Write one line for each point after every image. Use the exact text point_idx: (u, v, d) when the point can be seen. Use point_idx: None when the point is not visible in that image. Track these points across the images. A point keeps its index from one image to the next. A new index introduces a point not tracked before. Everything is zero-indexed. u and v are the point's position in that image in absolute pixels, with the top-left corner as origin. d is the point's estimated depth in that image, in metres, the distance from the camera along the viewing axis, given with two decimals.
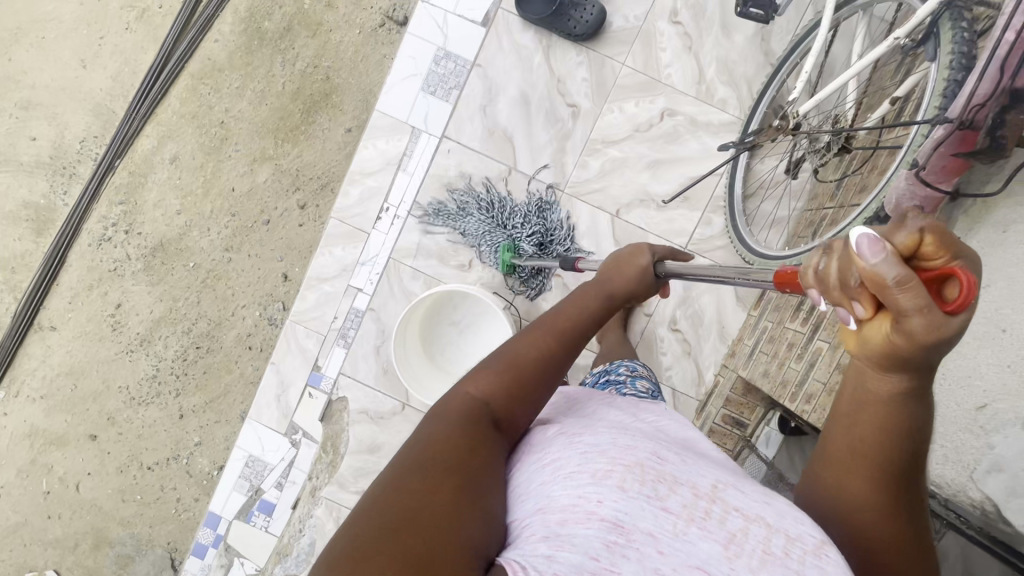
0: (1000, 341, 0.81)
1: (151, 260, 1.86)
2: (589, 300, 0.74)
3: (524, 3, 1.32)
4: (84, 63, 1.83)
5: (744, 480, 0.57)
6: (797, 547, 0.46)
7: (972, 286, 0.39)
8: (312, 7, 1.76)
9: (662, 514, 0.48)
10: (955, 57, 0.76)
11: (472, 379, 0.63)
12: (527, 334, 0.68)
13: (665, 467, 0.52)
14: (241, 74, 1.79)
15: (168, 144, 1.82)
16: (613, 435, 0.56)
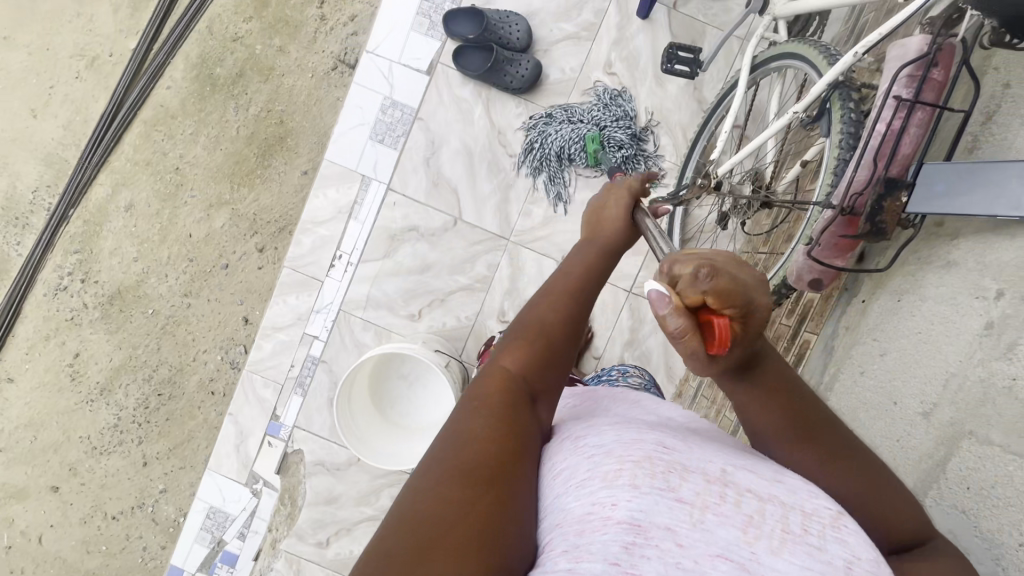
0: (891, 413, 0.80)
1: (109, 307, 1.84)
2: (587, 253, 0.67)
3: (462, 59, 1.35)
4: (34, 112, 1.82)
5: (748, 455, 0.54)
6: (814, 522, 0.44)
7: (723, 340, 0.48)
8: (263, 52, 1.77)
9: (677, 506, 0.43)
10: (843, 136, 0.78)
11: (501, 355, 0.57)
12: (541, 300, 0.61)
13: (675, 455, 0.47)
14: (194, 120, 1.79)
15: (123, 191, 1.82)
16: (615, 430, 0.51)
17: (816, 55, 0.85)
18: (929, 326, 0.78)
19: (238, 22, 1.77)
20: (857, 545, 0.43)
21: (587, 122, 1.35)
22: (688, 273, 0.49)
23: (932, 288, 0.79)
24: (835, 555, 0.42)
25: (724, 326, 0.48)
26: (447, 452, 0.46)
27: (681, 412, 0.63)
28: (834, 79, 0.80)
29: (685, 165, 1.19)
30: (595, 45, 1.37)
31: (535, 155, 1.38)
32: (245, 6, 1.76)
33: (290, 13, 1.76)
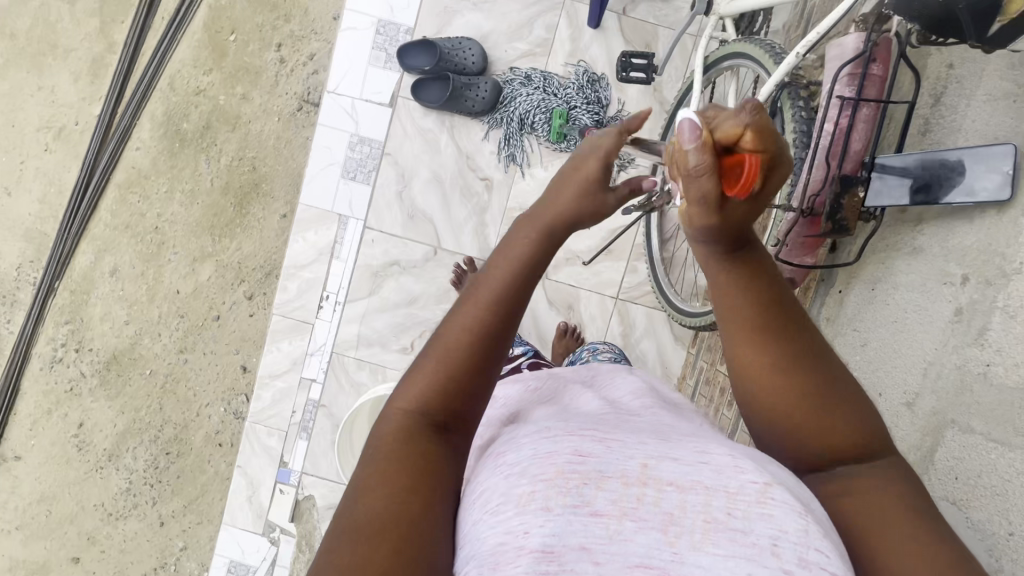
0: (877, 404, 0.90)
1: (106, 374, 1.84)
2: (525, 241, 0.60)
3: (420, 92, 1.37)
4: (9, 190, 1.83)
5: (685, 430, 0.52)
6: (741, 502, 0.42)
7: (751, 178, 0.45)
8: (227, 102, 1.77)
9: (591, 521, 0.42)
10: (796, 135, 0.83)
11: (407, 386, 0.54)
12: (457, 311, 0.57)
13: (588, 462, 0.45)
14: (167, 178, 1.79)
15: (106, 257, 1.82)
16: (530, 437, 0.49)
17: (762, 53, 0.86)
18: (906, 312, 0.88)
19: (198, 75, 1.77)
20: (788, 516, 0.41)
21: (557, 97, 1.36)
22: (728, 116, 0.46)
23: (902, 275, 0.90)
24: (764, 535, 0.40)
25: (754, 167, 0.44)
26: (347, 511, 0.46)
27: (632, 399, 0.60)
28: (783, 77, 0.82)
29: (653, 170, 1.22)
30: (550, 60, 1.38)
31: (500, 117, 1.38)
32: (204, 59, 1.77)
33: (249, 60, 1.76)
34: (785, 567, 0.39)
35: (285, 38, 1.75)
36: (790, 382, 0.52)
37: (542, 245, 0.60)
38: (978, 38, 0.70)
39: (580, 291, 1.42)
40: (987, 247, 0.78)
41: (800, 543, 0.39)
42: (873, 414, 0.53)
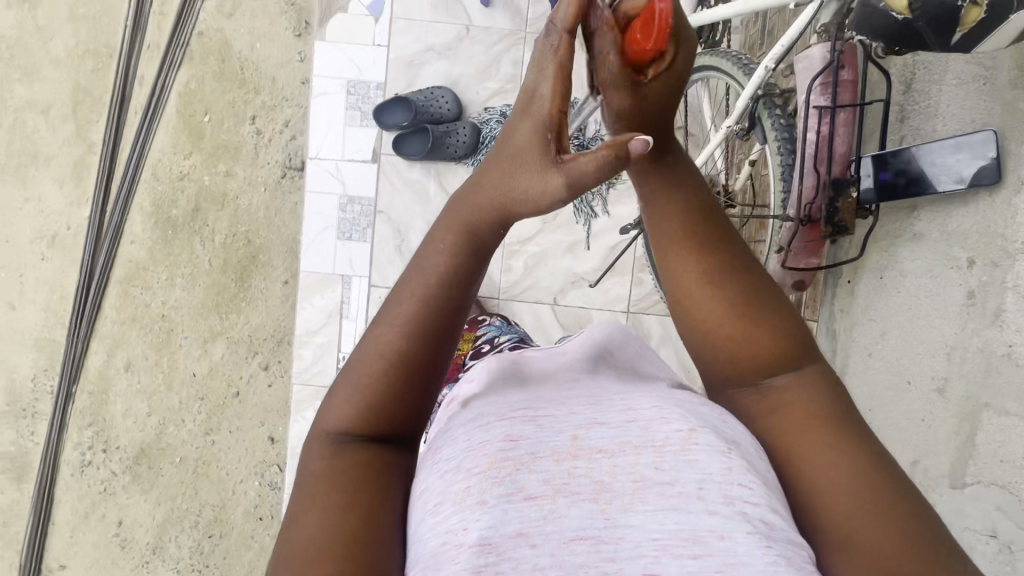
0: (909, 393, 1.00)
1: (137, 468, 1.85)
2: (441, 254, 0.58)
3: (401, 146, 1.40)
4: (12, 304, 1.84)
5: (606, 397, 0.58)
6: (665, 456, 0.50)
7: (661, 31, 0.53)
8: (212, 181, 1.80)
9: (525, 505, 0.47)
10: (780, 143, 0.87)
11: (332, 403, 0.57)
12: (377, 327, 0.57)
13: (521, 448, 0.50)
14: (166, 266, 1.81)
15: (118, 353, 1.83)
16: (467, 434, 0.53)
17: (731, 66, 0.90)
18: (919, 300, 0.97)
19: (179, 160, 1.79)
20: (707, 460, 0.49)
21: None
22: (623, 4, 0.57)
23: (907, 261, 1.00)
24: (688, 479, 0.48)
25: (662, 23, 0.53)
26: (287, 534, 0.50)
27: (568, 377, 0.64)
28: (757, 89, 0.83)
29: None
30: None
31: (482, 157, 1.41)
32: (182, 144, 1.79)
33: (226, 138, 1.79)
34: (709, 506, 0.46)
35: (258, 110, 1.78)
36: (716, 288, 0.58)
37: (463, 248, 0.58)
38: (942, 45, 0.69)
39: (591, 310, 1.44)
40: (986, 229, 0.88)
41: (724, 481, 0.47)
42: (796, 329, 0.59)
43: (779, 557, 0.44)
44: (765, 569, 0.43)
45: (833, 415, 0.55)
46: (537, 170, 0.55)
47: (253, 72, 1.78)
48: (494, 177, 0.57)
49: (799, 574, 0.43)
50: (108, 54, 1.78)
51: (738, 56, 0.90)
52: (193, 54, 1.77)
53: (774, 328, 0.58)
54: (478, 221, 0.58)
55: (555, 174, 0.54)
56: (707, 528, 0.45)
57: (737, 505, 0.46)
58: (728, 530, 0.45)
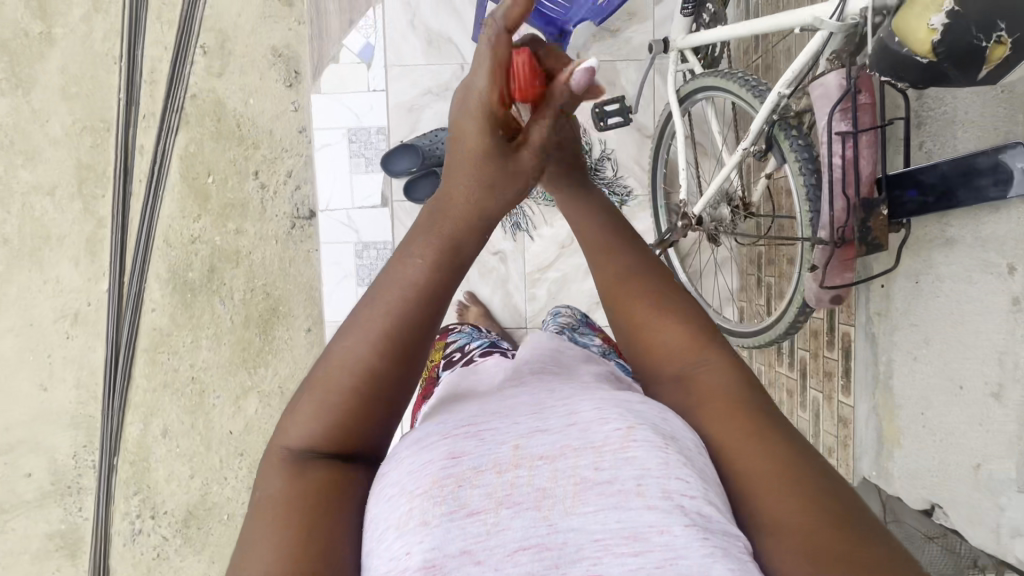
0: (962, 398, 0.97)
1: (187, 530, 1.87)
2: (418, 262, 0.61)
3: (411, 189, 1.42)
4: (43, 385, 1.86)
5: (549, 404, 0.59)
6: (603, 457, 0.50)
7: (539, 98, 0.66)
8: (224, 241, 1.81)
9: (469, 522, 0.47)
10: (802, 163, 0.88)
11: (293, 421, 0.58)
12: (343, 344, 0.59)
13: (463, 464, 0.51)
14: (189, 329, 1.83)
15: (154, 421, 1.85)
16: (410, 455, 0.54)
17: (739, 88, 0.93)
18: (959, 306, 0.97)
19: (189, 224, 1.81)
20: (644, 458, 0.50)
21: None
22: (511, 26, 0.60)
23: (943, 266, 0.99)
24: (626, 479, 0.49)
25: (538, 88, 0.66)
26: (246, 564, 0.50)
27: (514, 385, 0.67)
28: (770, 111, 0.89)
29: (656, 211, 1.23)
30: None
31: None
32: (190, 207, 1.81)
33: (232, 196, 1.80)
34: (648, 502, 0.47)
35: (260, 164, 1.79)
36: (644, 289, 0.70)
37: (438, 262, 0.61)
38: (969, 82, 0.71)
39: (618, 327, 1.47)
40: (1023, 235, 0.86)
41: (662, 476, 0.49)
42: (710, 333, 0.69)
43: (715, 547, 0.45)
44: (703, 560, 0.44)
45: (748, 406, 0.60)
46: (505, 164, 0.65)
47: (250, 127, 1.79)
48: (465, 178, 0.65)
49: (736, 563, 0.45)
50: (106, 128, 1.80)
51: (745, 77, 0.93)
52: (190, 118, 1.79)
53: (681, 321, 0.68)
54: (451, 226, 0.63)
55: (523, 156, 0.66)
56: (646, 524, 0.46)
57: (675, 499, 0.47)
58: (665, 525, 0.46)
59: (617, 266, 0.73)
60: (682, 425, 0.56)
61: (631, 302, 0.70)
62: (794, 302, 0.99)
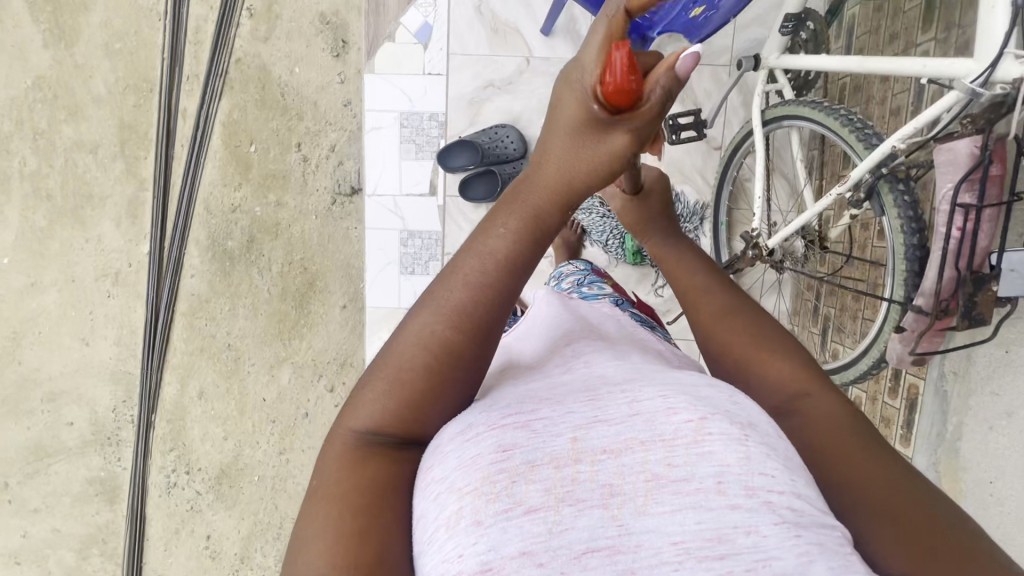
0: None
1: (219, 487, 1.95)
2: (496, 239, 0.58)
3: (467, 187, 1.40)
4: (85, 340, 1.91)
5: (603, 389, 0.53)
6: (675, 451, 0.45)
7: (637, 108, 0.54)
8: (263, 212, 1.80)
9: (526, 521, 0.43)
10: (905, 223, 0.86)
11: (361, 399, 0.57)
12: (416, 317, 0.58)
13: (514, 458, 0.46)
14: (227, 296, 1.85)
15: (190, 382, 1.90)
16: (460, 448, 0.49)
17: (840, 126, 0.89)
18: None
19: (230, 193, 1.80)
20: (725, 452, 0.44)
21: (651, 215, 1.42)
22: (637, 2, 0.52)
23: None
24: (703, 476, 0.43)
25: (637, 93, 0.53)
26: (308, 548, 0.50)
27: (560, 368, 0.61)
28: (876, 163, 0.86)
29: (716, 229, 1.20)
30: None
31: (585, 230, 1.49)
32: (231, 176, 1.79)
33: (274, 167, 1.78)
34: (731, 500, 0.43)
35: (302, 136, 1.76)
36: (729, 310, 0.68)
37: (521, 240, 0.58)
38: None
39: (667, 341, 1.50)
40: None
41: (743, 472, 0.44)
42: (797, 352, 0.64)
43: (808, 546, 0.41)
44: (798, 562, 0.41)
45: (851, 423, 0.58)
46: (597, 138, 0.56)
47: (295, 97, 1.75)
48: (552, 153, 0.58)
49: (834, 557, 0.42)
50: (149, 88, 1.77)
51: (849, 116, 0.89)
52: (233, 84, 1.75)
53: (777, 353, 0.64)
54: (534, 204, 0.58)
55: (620, 139, 0.56)
56: (731, 524, 0.42)
57: (760, 496, 0.43)
58: (753, 525, 0.42)
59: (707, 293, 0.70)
60: (755, 411, 0.51)
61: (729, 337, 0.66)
62: (870, 353, 1.01)
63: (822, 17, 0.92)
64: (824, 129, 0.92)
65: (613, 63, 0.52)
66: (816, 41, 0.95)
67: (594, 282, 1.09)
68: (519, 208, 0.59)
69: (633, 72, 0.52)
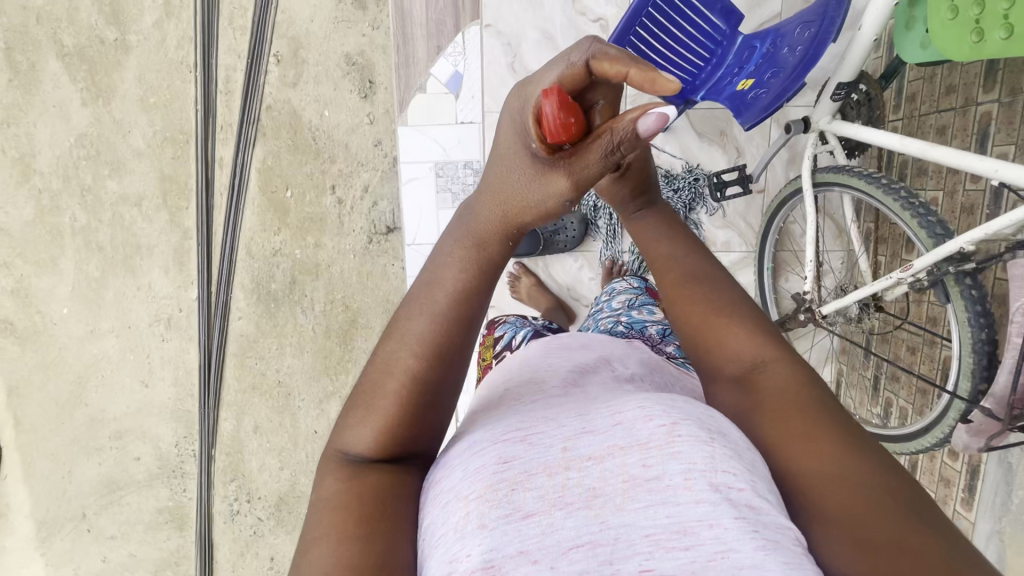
0: None
1: (279, 513, 2.06)
2: (451, 269, 0.62)
3: None
4: (144, 381, 2.02)
5: (594, 407, 0.58)
6: (648, 452, 0.50)
7: (572, 155, 0.56)
8: (304, 254, 1.85)
9: (524, 524, 0.47)
10: (972, 315, 0.87)
11: (346, 425, 0.60)
12: (385, 344, 0.62)
13: (514, 468, 0.51)
14: (274, 337, 1.92)
15: (245, 418, 1.99)
16: (464, 465, 0.54)
17: (902, 210, 0.89)
18: None
19: (271, 237, 1.85)
20: (690, 452, 0.49)
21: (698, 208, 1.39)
22: (598, 65, 0.53)
23: None
24: (674, 475, 0.48)
25: (573, 141, 0.55)
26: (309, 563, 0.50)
27: (556, 392, 0.65)
28: (943, 258, 0.85)
29: (761, 275, 1.21)
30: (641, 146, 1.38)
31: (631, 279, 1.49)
32: (270, 221, 1.83)
33: (311, 210, 1.82)
34: (696, 495, 0.47)
35: (336, 179, 1.79)
36: (690, 283, 0.72)
37: (472, 266, 0.62)
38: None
39: None
40: None
41: (708, 469, 0.48)
42: (761, 329, 0.67)
43: (764, 541, 0.45)
44: (755, 554, 0.44)
45: (808, 396, 0.59)
46: (531, 180, 0.59)
47: (326, 141, 1.77)
48: (490, 176, 0.63)
49: (791, 554, 0.44)
50: (185, 139, 1.81)
51: (911, 200, 0.88)
52: (266, 131, 1.78)
53: (739, 319, 0.68)
54: (485, 234, 0.62)
55: (560, 177, 0.58)
56: (696, 518, 0.46)
57: (723, 492, 0.47)
58: (715, 519, 0.45)
59: (678, 271, 0.74)
60: (728, 422, 0.56)
61: (693, 301, 0.70)
62: (930, 433, 1.02)
63: (875, 80, 0.93)
64: (877, 203, 0.92)
65: (540, 105, 0.54)
66: (871, 103, 0.94)
67: (646, 304, 1.07)
68: (467, 235, 0.63)
69: (571, 118, 0.53)
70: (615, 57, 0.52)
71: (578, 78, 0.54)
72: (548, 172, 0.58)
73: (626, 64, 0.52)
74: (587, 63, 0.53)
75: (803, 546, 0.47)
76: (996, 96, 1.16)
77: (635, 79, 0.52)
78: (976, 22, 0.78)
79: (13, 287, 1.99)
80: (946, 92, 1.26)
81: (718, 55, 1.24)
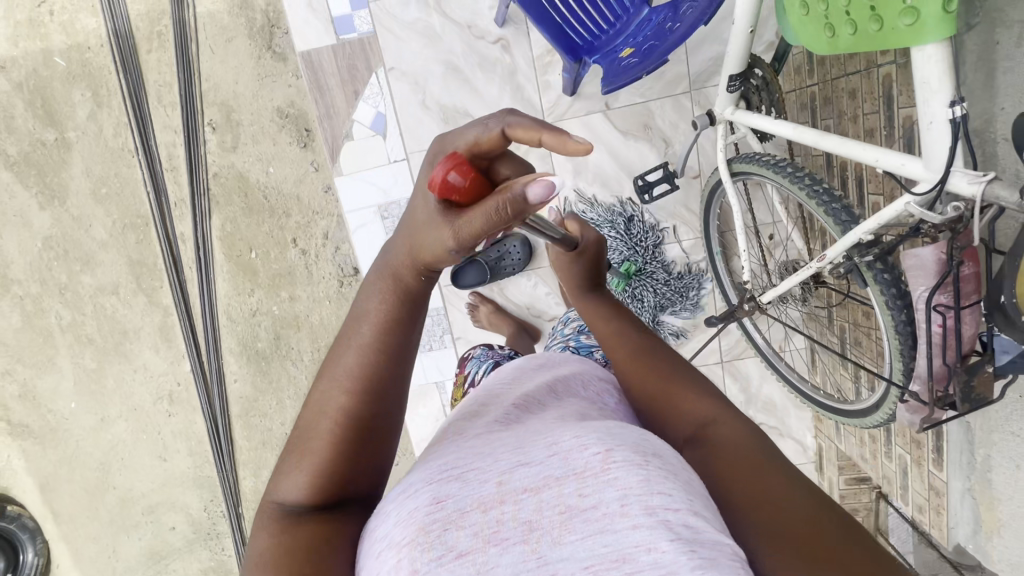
0: None
1: None
2: (373, 299, 0.63)
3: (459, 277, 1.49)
4: (163, 456, 2.10)
5: (529, 438, 0.57)
6: (585, 482, 0.49)
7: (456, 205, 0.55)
8: (281, 309, 1.88)
9: (457, 565, 0.45)
10: (889, 297, 0.90)
11: (279, 477, 0.60)
12: (318, 387, 0.62)
13: (447, 507, 0.49)
14: (271, 393, 1.97)
15: (263, 473, 2.05)
16: (397, 508, 0.51)
17: (807, 198, 0.93)
18: None
19: (246, 299, 1.88)
20: (626, 479, 0.48)
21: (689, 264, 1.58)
22: (511, 131, 0.56)
23: None
24: (610, 504, 0.48)
25: (460, 197, 0.55)
26: None
27: (500, 422, 0.62)
28: (850, 247, 0.89)
29: (710, 260, 1.22)
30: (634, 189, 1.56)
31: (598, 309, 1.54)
32: (241, 284, 1.86)
33: (278, 266, 1.84)
34: (633, 521, 0.46)
35: (296, 231, 1.80)
36: (639, 359, 0.78)
37: (392, 295, 0.63)
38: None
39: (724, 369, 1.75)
40: None
41: (643, 493, 0.47)
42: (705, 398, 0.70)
43: (703, 560, 0.44)
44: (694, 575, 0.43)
45: (744, 426, 0.65)
46: (432, 221, 0.58)
47: (277, 197, 1.78)
48: (419, 219, 0.60)
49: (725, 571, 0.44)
50: (144, 222, 1.84)
51: (815, 187, 0.92)
52: (217, 199, 1.79)
53: (691, 384, 0.73)
54: (400, 266, 0.63)
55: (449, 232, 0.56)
56: (633, 544, 0.45)
57: (659, 514, 0.46)
58: (653, 543, 0.45)
59: (630, 347, 0.81)
60: (664, 444, 0.56)
61: (645, 376, 0.76)
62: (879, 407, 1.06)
63: (768, 65, 0.98)
64: (788, 190, 0.97)
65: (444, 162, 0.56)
66: (768, 88, 0.99)
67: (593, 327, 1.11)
68: (387, 266, 0.64)
69: (461, 176, 0.55)
70: (527, 125, 0.55)
71: (491, 141, 0.57)
72: (443, 216, 0.57)
73: (540, 131, 0.55)
74: (502, 126, 0.56)
75: (741, 558, 0.47)
76: (894, 58, 1.06)
77: (548, 141, 0.56)
78: (825, 18, 0.75)
79: (21, 392, 2.07)
80: (850, 55, 1.18)
81: (621, 23, 1.27)
